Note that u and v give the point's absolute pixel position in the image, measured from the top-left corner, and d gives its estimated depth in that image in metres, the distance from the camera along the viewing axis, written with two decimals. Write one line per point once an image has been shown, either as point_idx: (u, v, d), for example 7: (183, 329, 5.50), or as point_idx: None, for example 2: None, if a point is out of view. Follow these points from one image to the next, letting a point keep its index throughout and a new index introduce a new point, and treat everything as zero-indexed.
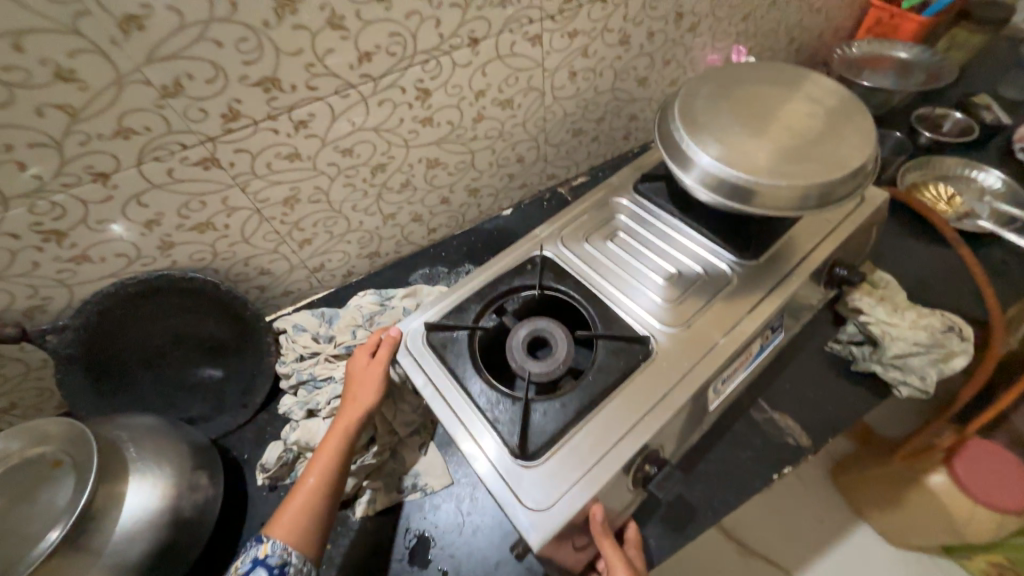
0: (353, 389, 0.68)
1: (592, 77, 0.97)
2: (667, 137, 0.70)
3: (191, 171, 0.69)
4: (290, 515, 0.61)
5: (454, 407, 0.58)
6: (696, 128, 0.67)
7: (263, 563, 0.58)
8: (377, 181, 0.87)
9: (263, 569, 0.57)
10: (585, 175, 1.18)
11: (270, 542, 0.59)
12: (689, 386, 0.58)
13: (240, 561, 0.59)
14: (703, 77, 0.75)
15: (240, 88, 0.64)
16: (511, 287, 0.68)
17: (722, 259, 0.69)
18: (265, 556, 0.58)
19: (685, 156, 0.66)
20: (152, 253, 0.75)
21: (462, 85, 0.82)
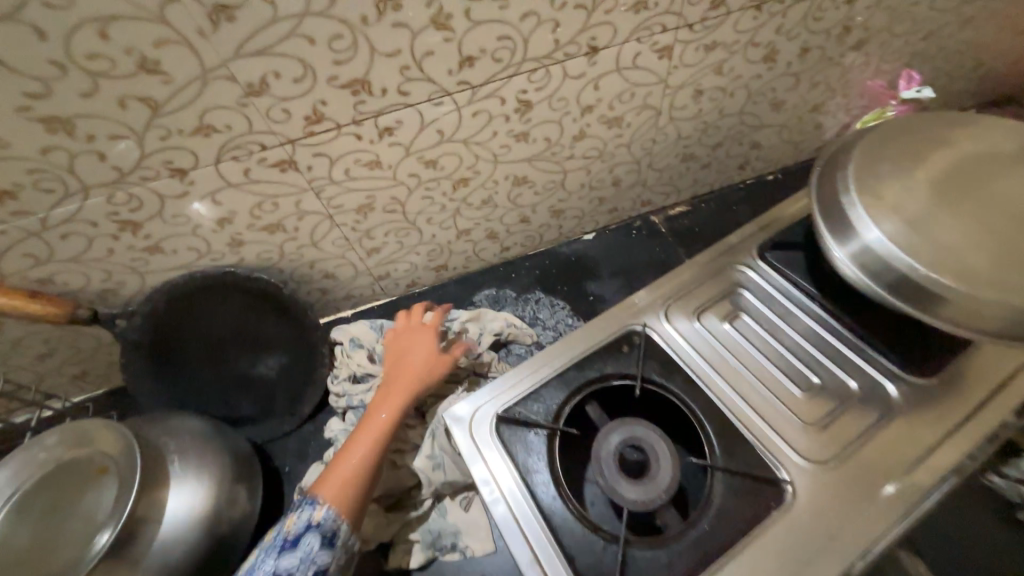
0: (401, 361, 0.70)
1: (720, 98, 0.81)
2: (829, 208, 0.56)
3: (267, 173, 0.63)
4: (339, 479, 0.59)
5: (530, 537, 0.50)
6: (878, 206, 0.53)
7: (316, 528, 0.56)
8: (457, 195, 0.79)
9: (315, 536, 0.55)
10: (684, 205, 1.03)
11: (323, 508, 0.57)
12: (837, 560, 0.46)
13: (294, 518, 0.57)
14: (886, 130, 0.60)
15: (327, 90, 0.57)
16: (601, 375, 0.60)
17: (883, 372, 0.57)
18: (317, 521, 0.56)
19: (853, 240, 0.54)
20: (222, 250, 0.72)
21: (569, 99, 0.70)
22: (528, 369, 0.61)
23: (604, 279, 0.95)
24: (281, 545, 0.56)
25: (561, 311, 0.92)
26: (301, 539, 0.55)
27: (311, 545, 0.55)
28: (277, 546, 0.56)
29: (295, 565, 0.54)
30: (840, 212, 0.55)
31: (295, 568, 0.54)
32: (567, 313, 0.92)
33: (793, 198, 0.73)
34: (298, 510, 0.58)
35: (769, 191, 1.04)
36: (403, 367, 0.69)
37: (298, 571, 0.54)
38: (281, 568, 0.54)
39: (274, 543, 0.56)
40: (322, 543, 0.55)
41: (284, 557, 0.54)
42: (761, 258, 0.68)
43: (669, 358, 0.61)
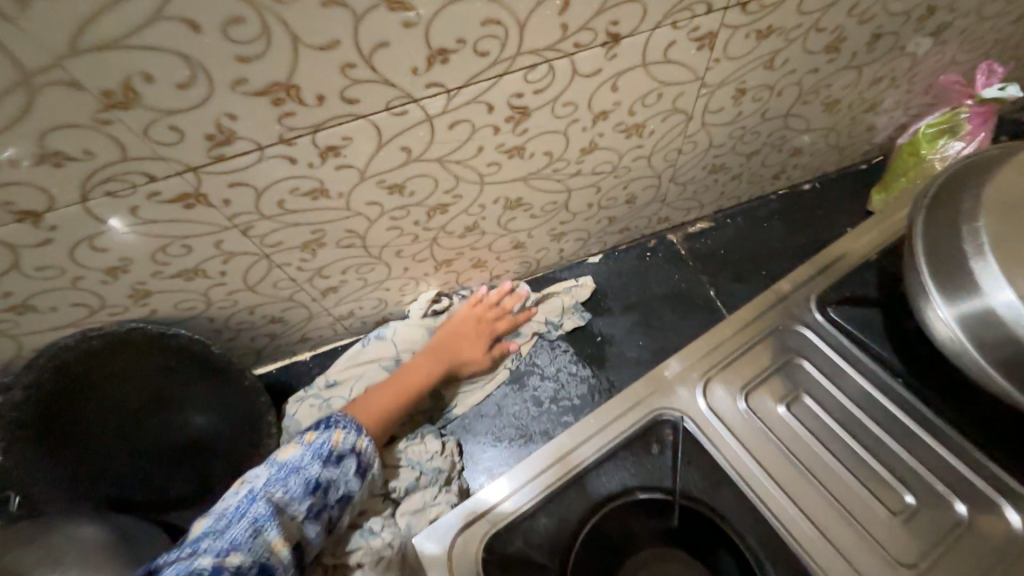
0: (471, 322, 0.74)
1: (765, 98, 0.64)
2: (946, 268, 0.43)
3: (165, 210, 0.46)
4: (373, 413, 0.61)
5: None
6: (1019, 269, 0.40)
7: (358, 454, 0.55)
8: (433, 224, 0.62)
9: (356, 461, 0.55)
10: (707, 221, 0.87)
11: (367, 438, 0.56)
12: None
13: (341, 434, 0.55)
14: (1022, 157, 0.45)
15: (234, 99, 0.39)
16: (622, 488, 0.46)
17: (996, 483, 0.44)
18: (362, 449, 0.56)
19: (970, 315, 0.42)
20: (122, 302, 0.55)
21: (577, 103, 0.53)
22: (530, 474, 0.46)
23: (613, 315, 0.80)
24: (322, 453, 0.53)
25: (562, 355, 0.77)
26: (347, 456, 0.54)
27: (350, 467, 0.54)
28: (317, 451, 0.53)
29: (333, 480, 0.52)
30: (965, 278, 0.42)
31: (333, 482, 0.52)
32: (569, 358, 0.77)
33: (857, 229, 0.58)
34: (345, 427, 0.56)
35: (807, 204, 0.88)
36: (466, 344, 0.72)
37: (332, 486, 0.52)
38: (320, 476, 0.51)
39: (313, 449, 0.53)
40: (359, 470, 0.55)
41: (327, 470, 0.52)
42: (823, 316, 0.53)
43: (707, 459, 0.47)
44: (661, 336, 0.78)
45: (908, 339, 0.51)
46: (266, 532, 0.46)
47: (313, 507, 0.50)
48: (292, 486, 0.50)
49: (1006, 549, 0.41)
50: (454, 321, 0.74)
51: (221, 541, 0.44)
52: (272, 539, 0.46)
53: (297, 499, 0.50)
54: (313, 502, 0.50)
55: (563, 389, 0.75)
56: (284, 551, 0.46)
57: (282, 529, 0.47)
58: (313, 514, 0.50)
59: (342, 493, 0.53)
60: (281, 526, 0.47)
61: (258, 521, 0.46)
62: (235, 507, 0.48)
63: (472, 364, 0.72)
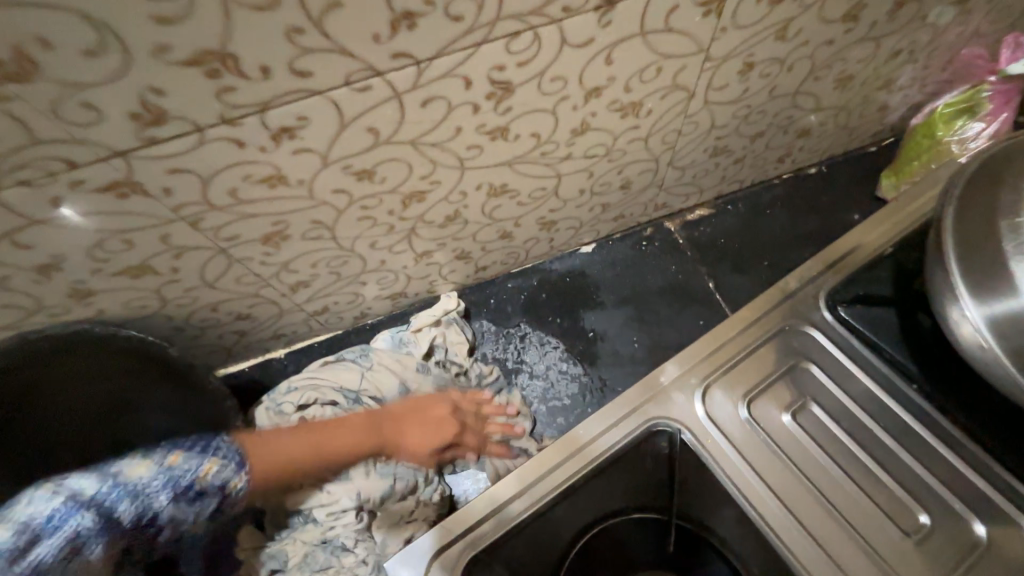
0: (420, 426, 0.59)
1: (775, 73, 0.58)
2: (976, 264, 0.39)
3: (95, 201, 0.40)
4: (266, 459, 0.49)
5: None
6: None
7: (226, 495, 0.45)
8: (409, 213, 0.57)
9: (215, 502, 0.44)
10: (707, 207, 0.82)
11: (243, 480, 0.46)
12: None
13: (212, 468, 0.44)
14: None
15: (158, 70, 0.33)
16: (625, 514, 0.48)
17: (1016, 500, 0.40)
18: (230, 491, 0.45)
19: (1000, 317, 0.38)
20: (62, 303, 0.49)
21: (567, 78, 0.47)
22: (515, 490, 0.42)
23: (606, 309, 0.75)
24: (173, 485, 0.42)
25: (552, 351, 0.73)
26: (205, 496, 0.44)
27: (205, 507, 0.44)
28: (171, 482, 0.42)
29: (178, 519, 0.43)
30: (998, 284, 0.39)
31: (176, 518, 0.43)
32: (560, 355, 0.73)
33: (871, 219, 0.53)
34: (221, 457, 0.45)
35: (812, 189, 0.83)
36: (426, 417, 0.60)
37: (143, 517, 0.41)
38: (153, 511, 0.41)
39: (169, 478, 0.42)
40: (216, 510, 0.45)
41: (180, 506, 0.43)
42: (834, 316, 0.48)
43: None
44: (656, 331, 0.74)
45: (924, 341, 0.47)
46: (86, 555, 0.38)
47: (126, 540, 0.41)
48: (126, 516, 0.40)
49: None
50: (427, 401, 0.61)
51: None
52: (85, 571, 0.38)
53: (117, 531, 0.40)
54: (116, 537, 0.40)
55: (553, 389, 0.71)
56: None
57: (107, 546, 0.39)
58: (130, 546, 0.42)
59: (175, 530, 0.43)
60: (105, 549, 0.39)
61: (83, 537, 0.38)
62: (50, 515, 0.37)
63: (410, 454, 0.59)
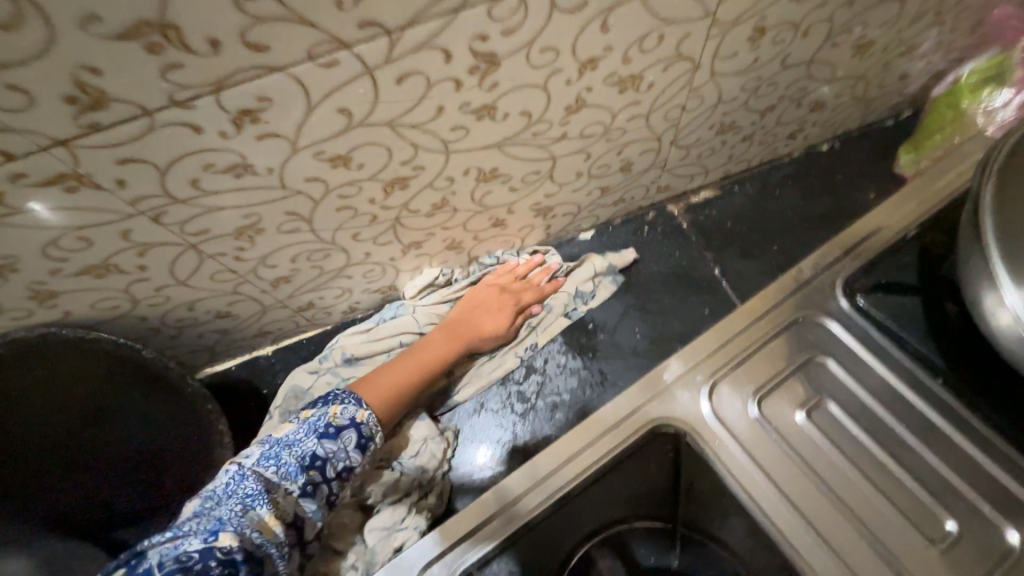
0: (487, 303, 0.68)
1: (788, 39, 0.53)
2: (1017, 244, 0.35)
3: (41, 195, 0.37)
4: (386, 390, 0.57)
5: None
6: None
7: (358, 427, 0.51)
8: (393, 202, 0.53)
9: (357, 432, 0.51)
10: (712, 189, 0.78)
11: (367, 410, 0.53)
12: None
13: (337, 410, 0.51)
14: None
15: (88, 44, 0.29)
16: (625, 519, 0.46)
17: None
18: (361, 420, 0.52)
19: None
20: (23, 305, 0.46)
21: (558, 49, 0.43)
22: (509, 497, 0.39)
23: (606, 298, 0.72)
24: (318, 428, 0.49)
25: (550, 344, 0.70)
26: (346, 427, 0.50)
27: (347, 441, 0.50)
28: (313, 427, 0.49)
29: (332, 455, 0.49)
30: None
31: (331, 456, 0.49)
32: (558, 348, 0.70)
33: (893, 198, 0.49)
34: (341, 401, 0.52)
35: (825, 167, 0.79)
36: (490, 311, 0.67)
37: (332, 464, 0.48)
38: (317, 451, 0.48)
39: (309, 424, 0.49)
40: (359, 442, 0.51)
41: (323, 443, 0.48)
42: (852, 304, 0.45)
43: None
44: (659, 321, 0.70)
45: (950, 332, 0.43)
46: (255, 509, 0.43)
47: (313, 479, 0.47)
48: (287, 463, 0.46)
49: None
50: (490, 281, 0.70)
51: (205, 522, 0.41)
52: (262, 517, 0.43)
53: (294, 474, 0.46)
54: (310, 475, 0.47)
55: (550, 382, 0.68)
56: (275, 531, 0.43)
57: (270, 506, 0.44)
58: (310, 489, 0.47)
59: (341, 467, 0.49)
60: (273, 503, 0.44)
61: (247, 497, 0.43)
62: (225, 483, 0.44)
63: (493, 339, 0.67)
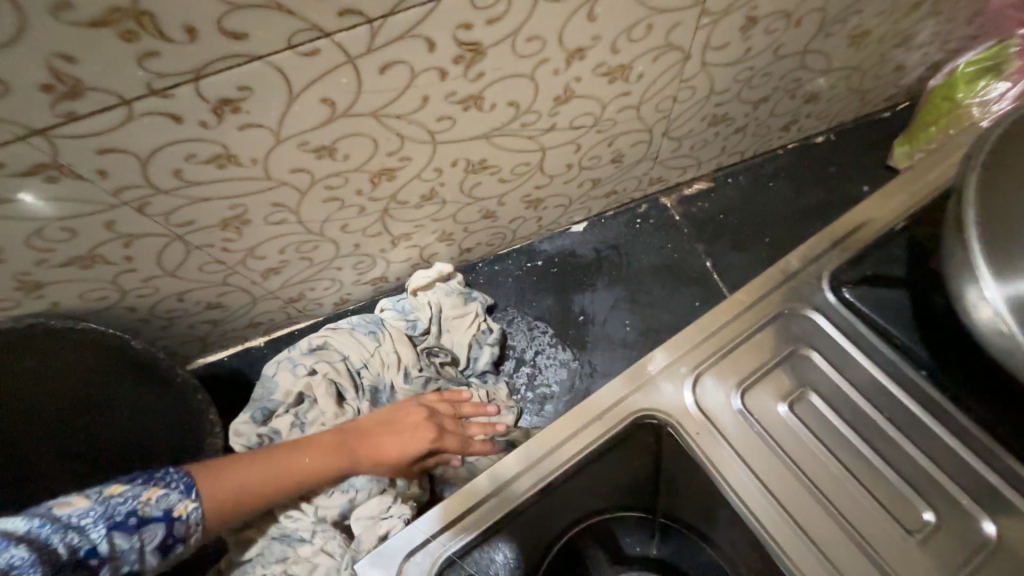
0: (398, 428, 0.54)
1: (780, 29, 0.53)
2: (997, 238, 0.36)
3: (24, 185, 0.37)
4: (233, 492, 0.45)
5: None
6: None
7: (173, 518, 0.41)
8: (381, 193, 0.53)
9: (164, 526, 0.40)
10: (705, 181, 0.77)
11: (192, 504, 0.42)
12: None
13: (154, 494, 0.41)
14: None
15: (63, 33, 0.29)
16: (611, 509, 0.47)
17: None
18: (179, 515, 0.41)
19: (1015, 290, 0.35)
20: (10, 296, 0.46)
21: (545, 38, 0.42)
22: (492, 488, 0.40)
23: (597, 290, 0.72)
24: (112, 515, 0.38)
25: (540, 336, 0.70)
26: (153, 521, 0.40)
27: (151, 540, 0.39)
28: (111, 513, 0.38)
29: (121, 553, 0.38)
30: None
31: (116, 556, 0.38)
32: (549, 340, 0.70)
33: (883, 191, 0.49)
34: (165, 484, 0.42)
35: (819, 159, 0.78)
36: (403, 432, 0.54)
37: (111, 572, 0.38)
38: (99, 547, 0.37)
39: (107, 507, 0.39)
40: (162, 545, 0.40)
41: (116, 539, 0.38)
42: (838, 297, 0.45)
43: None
44: (649, 314, 0.70)
45: (936, 324, 0.43)
46: None
47: None
48: (24, 570, 0.34)
49: None
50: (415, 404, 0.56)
51: None
52: None
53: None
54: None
55: (541, 374, 0.68)
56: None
57: None
58: None
59: (125, 572, 0.38)
60: None
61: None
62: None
63: (391, 468, 0.53)
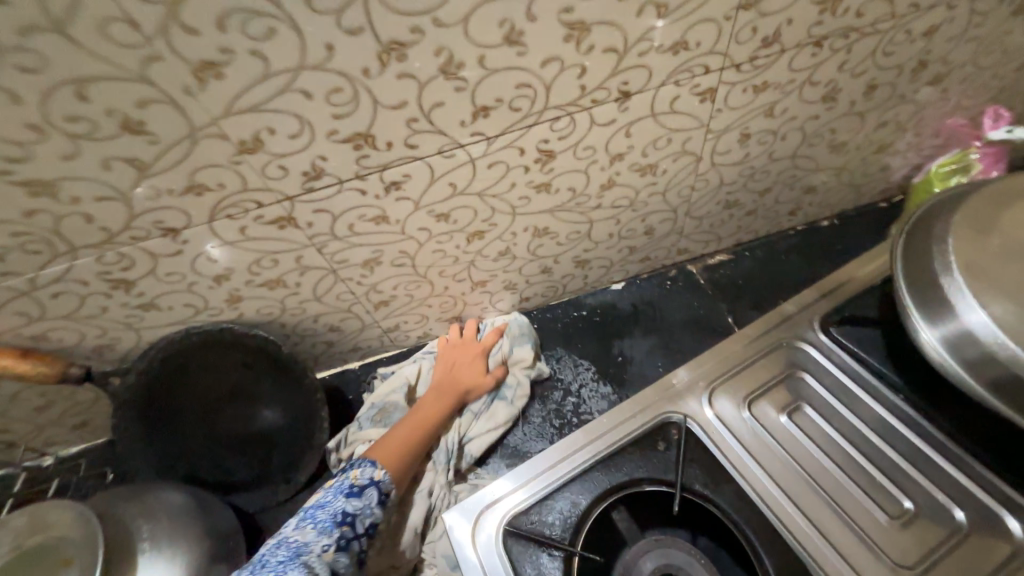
0: (464, 366, 0.80)
1: (770, 141, 0.72)
2: (926, 283, 0.49)
3: (265, 230, 0.59)
4: (400, 447, 0.66)
5: (507, 549, 0.48)
6: (987, 288, 0.45)
7: (378, 483, 0.60)
8: (471, 248, 0.73)
9: (377, 488, 0.59)
10: (726, 253, 0.93)
11: (382, 469, 0.62)
12: None
13: (358, 472, 0.60)
14: (979, 195, 0.52)
15: (326, 145, 0.52)
16: None
17: (1003, 506, 0.45)
18: (380, 477, 0.60)
19: (943, 314, 0.47)
20: (220, 305, 0.67)
21: (596, 147, 0.63)
22: (552, 457, 0.52)
23: (634, 337, 0.86)
24: (344, 489, 0.58)
25: (584, 371, 0.83)
26: (360, 493, 0.58)
27: (372, 497, 0.58)
28: (340, 490, 0.58)
29: (359, 511, 0.56)
30: (946, 302, 0.47)
31: (359, 513, 0.56)
32: (592, 375, 0.83)
33: (860, 258, 0.63)
34: (359, 466, 0.61)
35: (827, 238, 0.93)
36: (459, 363, 0.80)
37: (360, 517, 0.56)
38: (345, 509, 0.56)
39: (335, 489, 0.58)
40: (381, 498, 0.59)
41: (349, 501, 0.57)
42: (826, 336, 0.57)
43: (712, 460, 0.51)
44: (680, 358, 0.82)
45: (912, 356, 0.54)
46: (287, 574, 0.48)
47: (341, 539, 0.54)
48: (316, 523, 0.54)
49: (1002, 564, 0.43)
50: (442, 351, 0.84)
51: None
52: None
53: (293, 557, 0.50)
54: (341, 535, 0.54)
55: (584, 404, 0.80)
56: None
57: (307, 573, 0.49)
58: (343, 544, 0.54)
59: (369, 523, 0.56)
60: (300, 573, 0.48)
61: (281, 564, 0.49)
62: None
63: (476, 387, 0.78)
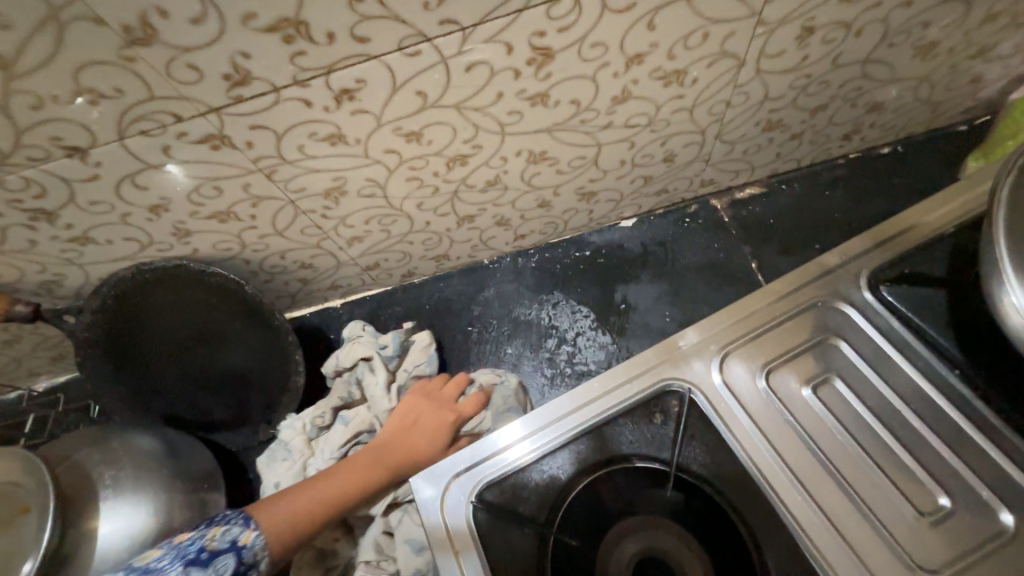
0: (407, 437, 0.62)
1: (837, 40, 0.55)
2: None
3: (196, 151, 0.48)
4: (294, 513, 0.53)
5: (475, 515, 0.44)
6: None
7: (238, 550, 0.46)
8: (453, 177, 0.61)
9: (234, 556, 0.45)
10: (759, 185, 0.80)
11: (255, 533, 0.48)
12: None
13: (218, 532, 0.47)
14: None
15: (246, 37, 0.39)
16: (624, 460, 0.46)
17: None
18: (241, 544, 0.47)
19: None
20: (168, 240, 0.59)
21: (609, 45, 0.49)
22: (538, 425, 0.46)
23: (642, 282, 0.76)
24: (188, 553, 0.44)
25: (583, 320, 0.75)
26: (221, 553, 0.45)
27: (224, 568, 0.44)
28: (184, 552, 0.44)
29: None
30: None
31: None
32: (590, 324, 0.75)
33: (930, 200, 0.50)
34: (225, 523, 0.48)
35: (882, 170, 0.78)
36: (420, 422, 0.63)
37: None
38: None
39: (180, 549, 0.45)
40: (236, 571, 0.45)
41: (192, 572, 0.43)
42: (875, 296, 0.47)
43: (715, 437, 0.45)
44: (690, 307, 0.74)
45: (976, 324, 0.45)
46: None
47: None
48: None
49: None
50: (409, 399, 0.66)
51: None
52: None
53: None
54: None
55: (580, 354, 0.73)
56: None
57: None
58: None
59: None
60: None
61: None
62: None
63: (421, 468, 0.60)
